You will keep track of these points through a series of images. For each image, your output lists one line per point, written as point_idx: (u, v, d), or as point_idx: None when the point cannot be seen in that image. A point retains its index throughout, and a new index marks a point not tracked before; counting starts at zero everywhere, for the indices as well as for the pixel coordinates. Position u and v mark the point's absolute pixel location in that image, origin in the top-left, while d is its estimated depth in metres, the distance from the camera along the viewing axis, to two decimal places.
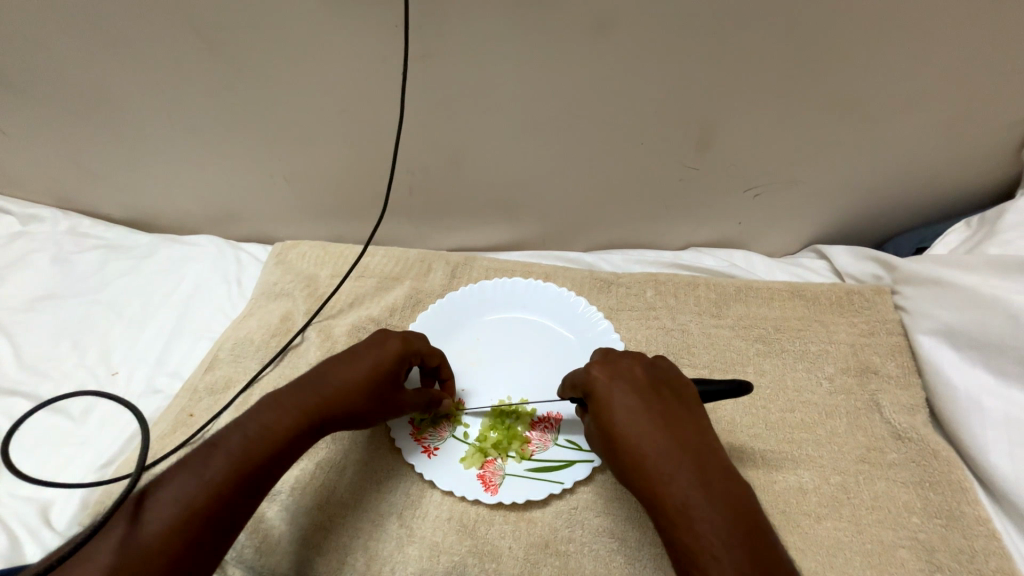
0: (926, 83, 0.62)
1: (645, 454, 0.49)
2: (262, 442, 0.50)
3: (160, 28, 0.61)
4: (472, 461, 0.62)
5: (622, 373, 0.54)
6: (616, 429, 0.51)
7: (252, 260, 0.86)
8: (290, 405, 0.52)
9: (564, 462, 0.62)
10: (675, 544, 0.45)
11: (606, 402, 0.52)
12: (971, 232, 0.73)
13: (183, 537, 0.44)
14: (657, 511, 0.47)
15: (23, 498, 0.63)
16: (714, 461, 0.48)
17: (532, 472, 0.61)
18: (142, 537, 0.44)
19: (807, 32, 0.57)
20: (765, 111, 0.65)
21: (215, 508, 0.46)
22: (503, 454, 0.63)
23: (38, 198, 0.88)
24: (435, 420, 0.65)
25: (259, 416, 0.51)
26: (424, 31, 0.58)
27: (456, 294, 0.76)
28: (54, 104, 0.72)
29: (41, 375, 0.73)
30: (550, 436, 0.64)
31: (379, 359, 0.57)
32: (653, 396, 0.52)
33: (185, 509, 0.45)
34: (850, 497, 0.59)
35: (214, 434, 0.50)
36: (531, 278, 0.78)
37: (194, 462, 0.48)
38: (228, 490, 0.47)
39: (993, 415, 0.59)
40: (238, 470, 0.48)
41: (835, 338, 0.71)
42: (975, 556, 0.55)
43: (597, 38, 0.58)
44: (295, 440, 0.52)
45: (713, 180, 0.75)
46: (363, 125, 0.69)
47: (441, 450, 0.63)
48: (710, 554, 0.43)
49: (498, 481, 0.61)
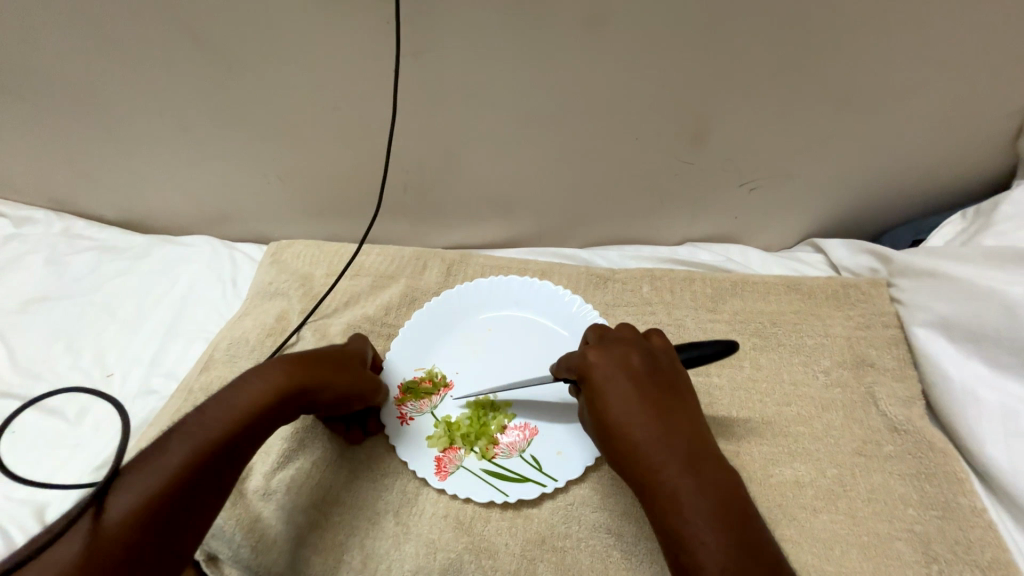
0: (924, 72, 0.61)
1: (638, 442, 0.49)
2: (222, 424, 0.50)
3: (149, 30, 0.61)
4: (436, 442, 0.63)
5: (618, 357, 0.54)
6: (608, 415, 0.51)
7: (247, 260, 0.86)
8: (258, 385, 0.53)
9: (519, 476, 0.61)
10: (665, 529, 0.46)
11: (600, 388, 0.52)
12: (966, 224, 0.73)
13: (140, 524, 0.44)
14: (648, 498, 0.47)
15: (19, 500, 0.63)
16: (705, 451, 0.49)
17: (489, 471, 0.61)
18: (104, 524, 0.43)
19: (798, 27, 0.57)
20: (758, 106, 0.65)
21: (172, 494, 0.46)
22: (468, 445, 0.63)
23: (31, 201, 0.88)
24: (419, 393, 0.67)
25: (221, 396, 0.52)
26: (417, 28, 0.58)
27: (451, 292, 0.75)
28: (44, 105, 0.71)
29: (36, 377, 0.73)
30: (519, 446, 0.63)
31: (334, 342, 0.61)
32: (649, 383, 0.52)
33: (143, 495, 0.45)
34: (847, 490, 0.59)
35: (175, 423, 0.50)
36: (527, 277, 0.77)
37: (154, 450, 0.48)
38: (189, 474, 0.47)
39: (989, 406, 0.58)
40: (197, 455, 0.48)
41: (830, 331, 0.71)
42: (971, 548, 0.55)
43: (592, 30, 0.57)
44: (255, 424, 0.52)
45: (709, 174, 0.74)
46: (355, 122, 0.69)
47: (416, 420, 0.65)
48: (699, 541, 0.44)
49: (451, 469, 0.62)
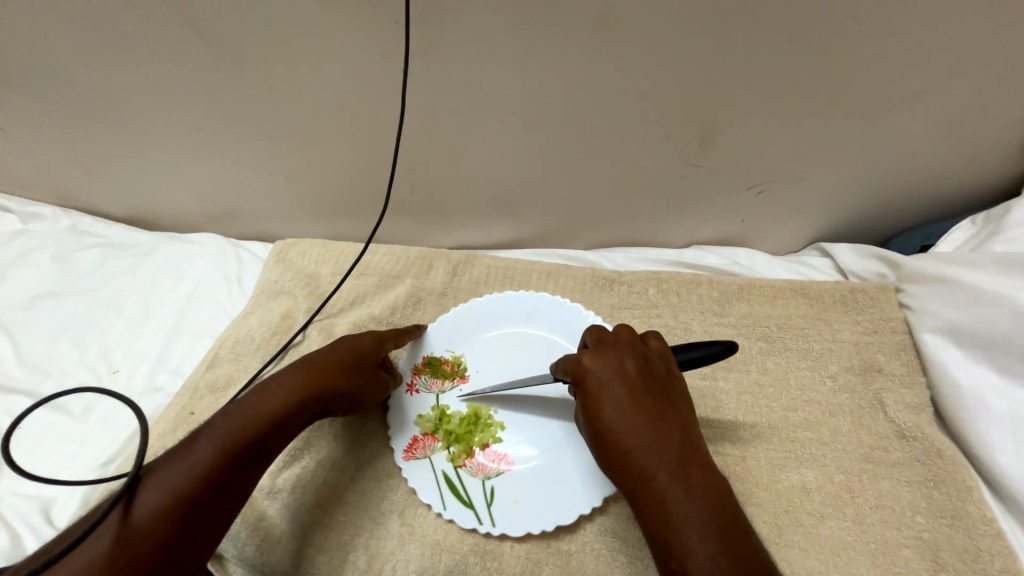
0: (935, 77, 0.61)
1: (629, 449, 0.49)
2: (245, 426, 0.51)
3: (159, 28, 0.61)
4: (422, 424, 0.64)
5: (612, 363, 0.53)
6: (601, 422, 0.51)
7: (252, 258, 0.86)
8: (279, 388, 0.54)
9: (467, 501, 0.59)
10: (656, 536, 0.46)
11: (594, 395, 0.52)
12: (976, 230, 0.72)
13: (169, 523, 0.44)
14: (639, 504, 0.47)
15: (24, 496, 0.63)
16: (695, 457, 0.49)
17: (448, 478, 0.60)
18: (133, 521, 0.43)
19: (810, 31, 0.57)
20: (767, 109, 0.65)
21: (200, 494, 0.46)
22: (446, 441, 0.63)
23: (38, 197, 0.88)
24: (438, 372, 0.68)
25: (245, 400, 0.53)
26: (426, 28, 0.57)
27: (461, 308, 0.72)
28: (53, 102, 0.72)
29: (42, 374, 0.73)
30: (487, 470, 0.61)
31: (357, 346, 0.61)
32: (642, 389, 0.52)
33: (171, 493, 0.45)
34: (854, 497, 0.59)
35: (200, 424, 0.50)
36: (538, 292, 0.74)
37: (179, 450, 0.48)
38: (214, 476, 0.47)
39: (999, 414, 0.58)
40: (223, 455, 0.48)
41: (838, 336, 0.70)
42: (980, 556, 0.54)
43: (602, 32, 0.57)
44: (276, 426, 0.52)
45: (717, 177, 0.74)
46: (363, 121, 0.69)
47: (421, 394, 0.66)
48: (688, 548, 0.44)
49: (418, 454, 0.62)
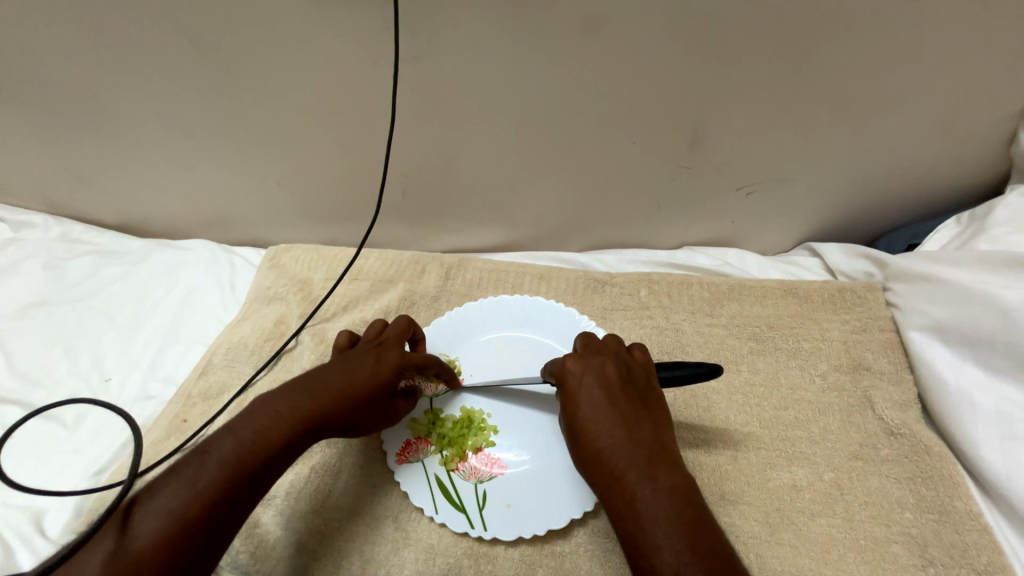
0: (917, 79, 0.62)
1: (601, 448, 0.50)
2: (251, 450, 0.48)
3: (150, 36, 0.61)
4: (415, 427, 0.64)
5: (593, 367, 0.54)
6: (578, 421, 0.52)
7: (245, 264, 0.86)
8: (285, 411, 0.51)
9: (459, 503, 0.59)
10: (626, 535, 0.46)
11: (572, 397, 0.53)
12: (960, 229, 0.73)
13: (168, 549, 0.43)
14: (611, 503, 0.48)
15: (16, 507, 0.62)
16: (665, 457, 0.49)
17: (440, 481, 0.61)
18: (130, 547, 0.42)
19: (793, 34, 0.58)
20: (754, 112, 0.66)
21: (203, 519, 0.45)
22: (439, 445, 0.63)
23: (30, 205, 0.88)
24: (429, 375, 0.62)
25: (254, 423, 0.50)
26: (416, 35, 0.58)
27: (459, 310, 0.73)
28: (43, 110, 0.72)
29: (33, 383, 0.73)
30: (480, 474, 0.61)
31: (376, 370, 0.56)
32: (620, 392, 0.53)
33: (173, 518, 0.44)
34: (844, 493, 0.59)
35: (206, 440, 0.49)
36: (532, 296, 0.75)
37: (185, 470, 0.46)
38: (218, 500, 0.46)
39: (984, 409, 0.59)
40: (230, 478, 0.47)
41: (827, 335, 0.71)
42: (968, 551, 0.55)
43: (589, 38, 0.58)
44: (279, 451, 0.50)
45: (706, 179, 0.75)
46: (354, 127, 0.69)
47: None
48: (654, 545, 0.44)
49: (410, 458, 0.62)
